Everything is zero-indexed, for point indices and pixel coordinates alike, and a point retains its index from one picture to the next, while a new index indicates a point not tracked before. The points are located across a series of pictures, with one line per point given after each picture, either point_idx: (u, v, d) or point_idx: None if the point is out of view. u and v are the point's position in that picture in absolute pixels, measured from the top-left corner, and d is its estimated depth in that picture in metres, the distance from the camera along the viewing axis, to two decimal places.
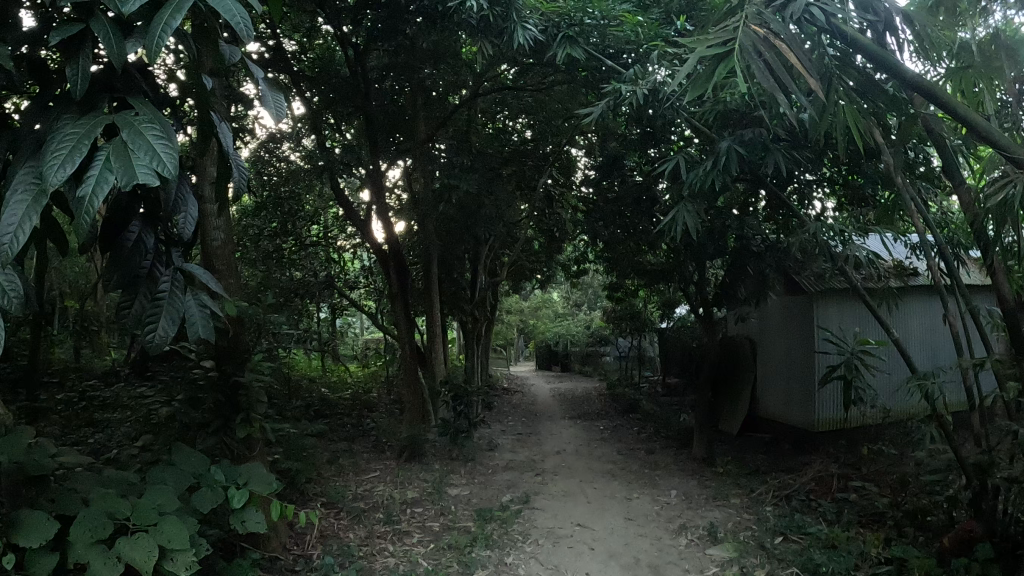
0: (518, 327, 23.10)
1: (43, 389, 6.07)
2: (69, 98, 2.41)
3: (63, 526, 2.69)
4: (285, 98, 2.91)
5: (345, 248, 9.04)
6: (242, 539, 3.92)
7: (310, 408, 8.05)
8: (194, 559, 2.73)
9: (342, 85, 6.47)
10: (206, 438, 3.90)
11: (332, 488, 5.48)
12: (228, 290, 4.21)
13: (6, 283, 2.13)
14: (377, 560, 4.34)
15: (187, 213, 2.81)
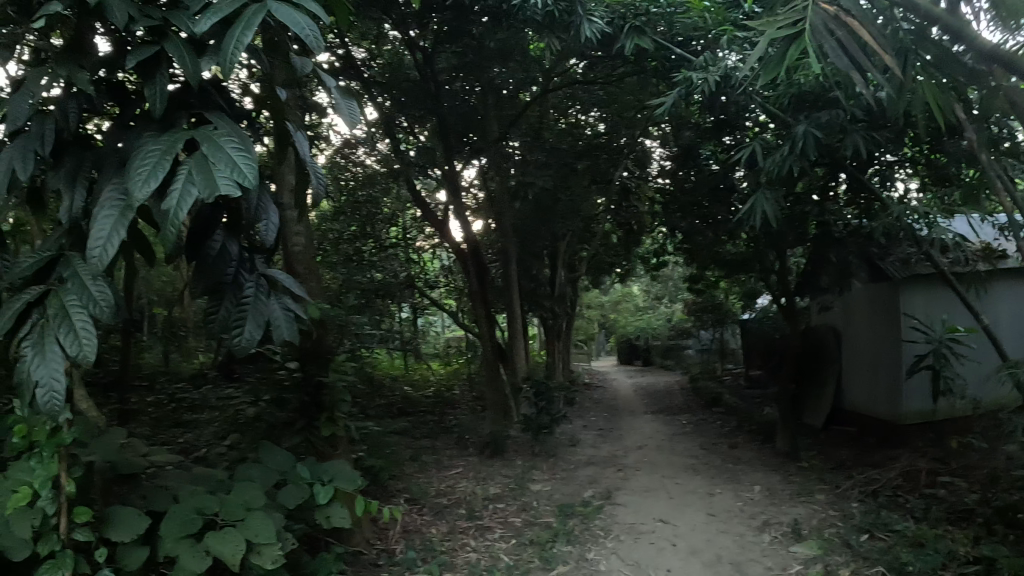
0: (599, 322, 23.02)
1: (139, 392, 6.40)
2: (149, 116, 2.55)
3: (155, 521, 2.86)
4: (357, 104, 2.99)
5: (424, 249, 9.19)
6: (326, 533, 4.05)
7: (393, 407, 8.21)
8: (280, 553, 2.84)
9: (412, 89, 6.49)
10: (292, 437, 4.06)
11: (415, 484, 5.59)
12: (312, 294, 4.35)
13: (97, 293, 2.28)
14: (460, 555, 4.41)
15: (268, 220, 2.89)
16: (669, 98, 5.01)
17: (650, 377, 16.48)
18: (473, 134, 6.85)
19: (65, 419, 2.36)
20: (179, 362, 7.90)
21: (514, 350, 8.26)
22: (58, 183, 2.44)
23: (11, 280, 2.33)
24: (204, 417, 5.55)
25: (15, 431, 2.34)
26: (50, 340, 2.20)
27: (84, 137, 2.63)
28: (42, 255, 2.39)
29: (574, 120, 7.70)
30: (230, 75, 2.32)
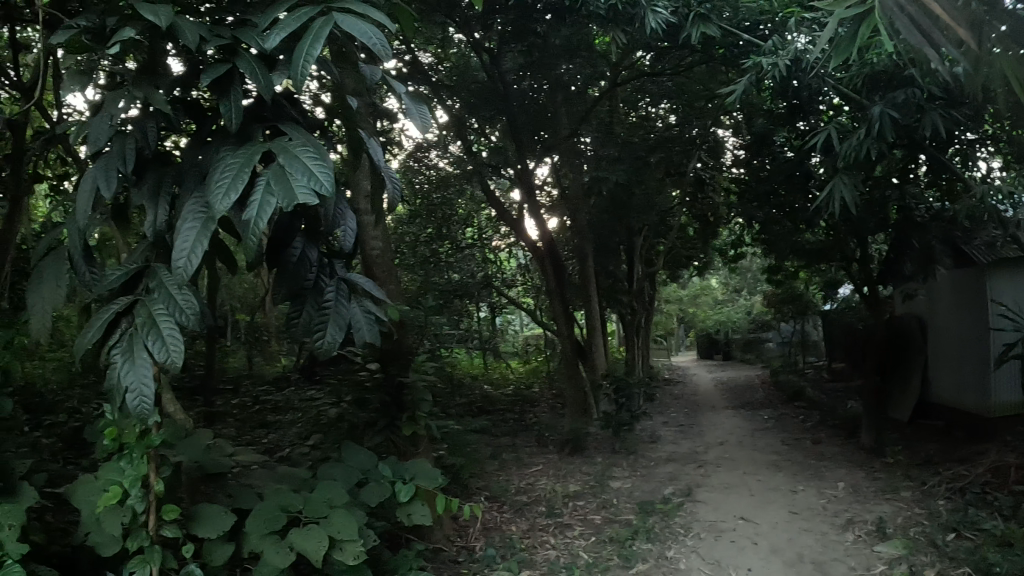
0: (677, 317, 22.73)
1: (224, 395, 6.67)
2: (226, 131, 2.66)
3: (240, 518, 3.01)
4: (428, 109, 3.04)
5: (501, 248, 9.31)
6: (407, 530, 4.15)
7: (474, 405, 8.27)
8: (362, 549, 2.91)
9: (481, 91, 6.55)
10: (374, 436, 4.18)
11: (495, 481, 5.63)
12: (391, 295, 4.45)
13: (184, 302, 2.39)
14: (539, 552, 4.42)
15: (346, 226, 3.00)
16: (739, 86, 4.88)
17: (730, 371, 16.11)
18: (545, 133, 6.84)
19: (153, 422, 2.50)
20: (265, 365, 8.21)
21: (594, 347, 8.27)
22: (143, 200, 2.57)
23: (102, 292, 2.47)
24: (288, 418, 5.75)
25: (106, 434, 2.51)
26: (140, 347, 2.33)
27: (165, 154, 2.76)
28: (130, 267, 2.52)
29: (644, 114, 7.51)
30: (301, 88, 2.40)
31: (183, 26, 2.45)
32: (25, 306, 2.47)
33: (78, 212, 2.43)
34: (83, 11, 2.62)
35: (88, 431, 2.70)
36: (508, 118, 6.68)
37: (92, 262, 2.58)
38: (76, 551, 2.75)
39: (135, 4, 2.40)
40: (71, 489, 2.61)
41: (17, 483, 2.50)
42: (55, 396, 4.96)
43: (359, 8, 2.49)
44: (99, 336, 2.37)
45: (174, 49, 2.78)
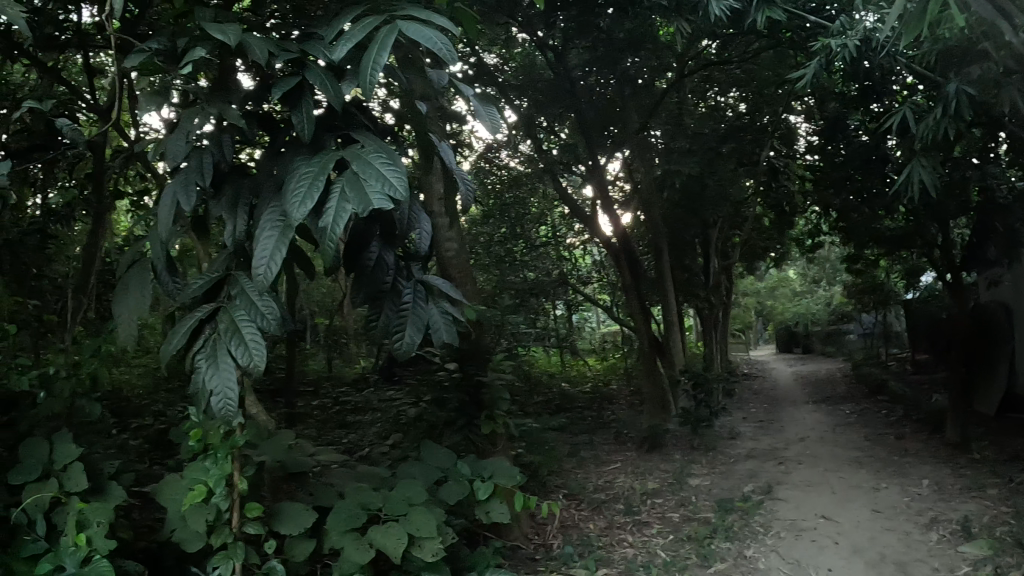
0: (755, 310, 22.22)
1: (305, 397, 6.89)
2: (299, 142, 2.75)
3: (322, 515, 3.11)
4: (496, 109, 3.06)
5: (575, 245, 9.24)
6: (485, 528, 4.18)
7: (552, 403, 8.17)
8: (441, 546, 2.97)
9: (547, 89, 6.54)
10: (453, 435, 4.26)
11: (574, 479, 5.62)
12: (468, 295, 4.50)
13: (265, 308, 2.49)
14: (616, 550, 4.40)
15: (421, 229, 3.04)
16: (808, 70, 4.70)
17: (812, 365, 15.64)
18: (614, 128, 6.82)
19: (237, 424, 2.62)
20: (344, 367, 8.41)
21: (671, 342, 7.85)
22: (221, 212, 2.68)
23: (185, 301, 2.59)
24: (367, 418, 5.89)
25: (192, 435, 2.65)
26: (223, 353, 2.45)
27: (241, 166, 2.87)
28: (212, 275, 2.64)
29: (713, 103, 7.29)
30: (370, 95, 2.46)
31: (252, 43, 2.55)
32: (112, 315, 2.61)
33: (160, 225, 2.55)
34: (154, 34, 2.75)
35: (174, 431, 2.84)
36: (576, 114, 6.68)
37: (175, 272, 2.71)
38: (161, 548, 2.90)
39: (204, 25, 2.51)
40: (158, 488, 2.77)
41: (106, 482, 2.68)
42: (143, 400, 5.23)
43: (422, 15, 2.54)
44: (183, 342, 2.48)
45: (244, 66, 2.89)
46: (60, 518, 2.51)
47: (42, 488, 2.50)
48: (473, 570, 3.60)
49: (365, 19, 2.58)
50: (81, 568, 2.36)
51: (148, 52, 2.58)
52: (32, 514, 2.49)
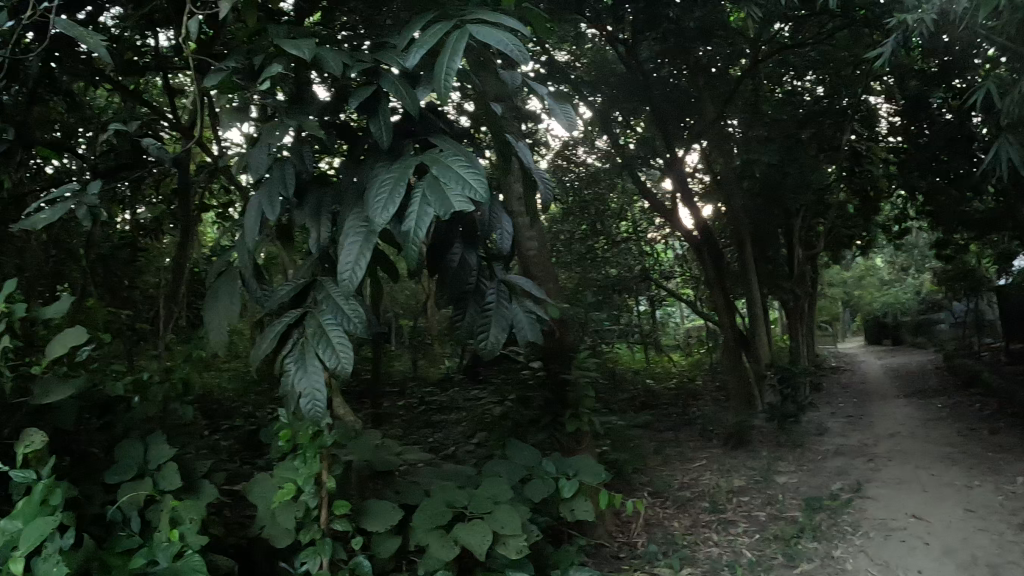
0: (841, 300, 21.46)
1: (390, 398, 7.03)
2: (378, 149, 2.81)
3: (408, 513, 3.19)
4: (571, 105, 3.07)
5: (657, 240, 9.09)
6: (569, 526, 4.17)
7: (638, 400, 7.99)
8: (524, 543, 3.02)
9: (622, 82, 6.54)
10: (538, 433, 4.28)
11: (658, 476, 5.55)
12: (550, 294, 4.42)
13: (351, 311, 2.56)
14: (701, 550, 4.32)
15: (502, 229, 3.02)
16: (885, 49, 4.49)
17: (902, 356, 15.00)
18: (690, 119, 6.66)
19: (324, 424, 2.71)
20: (428, 367, 8.52)
21: (756, 336, 7.64)
22: (305, 219, 2.76)
23: (273, 307, 2.69)
24: (453, 418, 5.94)
25: (281, 436, 2.76)
26: (311, 355, 2.51)
27: (322, 176, 2.96)
28: (298, 282, 2.73)
29: (790, 88, 6.93)
30: (445, 100, 2.49)
31: (327, 56, 2.62)
32: (203, 322, 2.73)
33: (247, 234, 2.66)
34: (232, 52, 2.86)
35: (263, 434, 3.05)
36: (651, 107, 6.58)
37: (263, 280, 2.82)
38: (251, 543, 3.02)
39: (280, 42, 2.60)
40: (249, 486, 2.91)
41: (198, 482, 2.82)
42: (234, 402, 5.43)
43: (492, 18, 2.56)
44: (273, 347, 2.58)
45: (319, 78, 2.98)
46: (154, 515, 2.65)
47: (139, 486, 2.66)
48: (556, 569, 3.60)
49: (435, 26, 2.61)
50: (173, 562, 2.43)
51: (226, 72, 2.70)
52: (128, 511, 2.64)
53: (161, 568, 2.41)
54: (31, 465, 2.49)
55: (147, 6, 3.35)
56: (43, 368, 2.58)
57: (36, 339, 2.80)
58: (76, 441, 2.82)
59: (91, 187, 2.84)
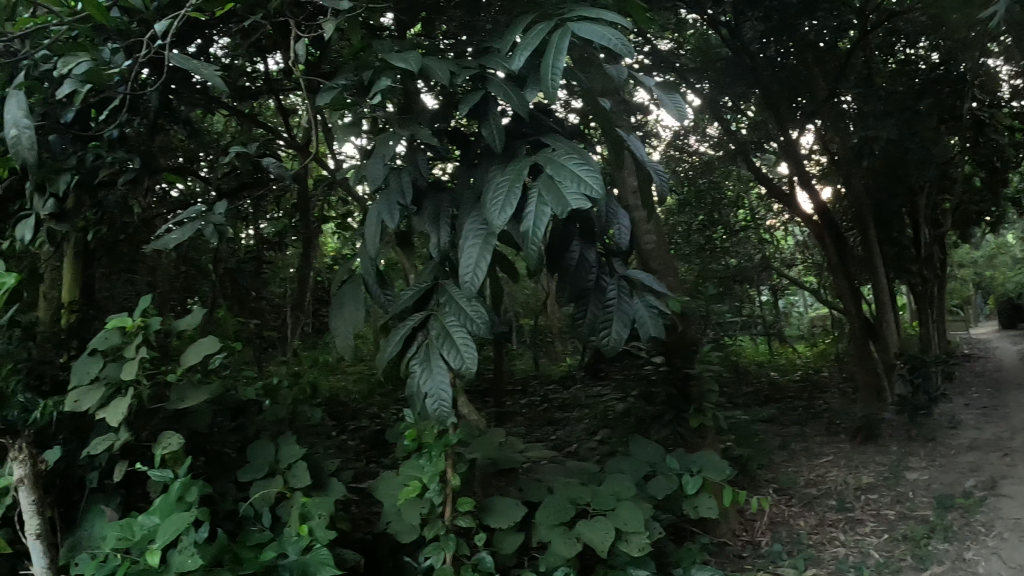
0: (972, 281, 20.12)
1: (513, 396, 7.09)
2: (491, 152, 2.85)
3: (533, 510, 3.25)
4: (680, 95, 3.00)
5: (776, 226, 8.56)
6: (692, 523, 4.11)
7: (761, 393, 7.50)
8: (647, 541, 2.99)
9: (728, 67, 6.05)
10: (661, 429, 4.24)
11: (784, 473, 5.36)
12: (670, 287, 4.32)
13: (474, 313, 2.61)
14: (827, 549, 4.16)
15: (620, 225, 3.04)
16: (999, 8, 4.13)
17: None
18: (803, 97, 6.08)
19: (449, 423, 2.78)
20: (550, 365, 8.50)
21: (884, 325, 7.11)
22: (425, 225, 2.83)
23: (398, 311, 2.77)
24: (575, 415, 5.94)
25: (408, 435, 2.88)
26: (436, 356, 2.56)
27: (437, 182, 3.01)
28: (421, 286, 2.80)
29: (903, 58, 6.55)
30: (553, 99, 2.49)
31: (433, 65, 2.68)
32: (331, 327, 2.84)
33: (368, 242, 2.73)
34: (341, 69, 3.00)
35: (389, 433, 3.29)
36: (761, 90, 6.12)
37: (386, 285, 2.91)
38: (377, 538, 3.13)
39: (387, 56, 2.69)
40: (376, 485, 3.04)
41: (326, 479, 2.97)
42: (360, 404, 5.58)
43: (592, 13, 2.54)
44: (399, 350, 2.65)
45: (426, 87, 3.05)
46: (284, 511, 2.80)
47: (270, 484, 2.83)
48: (679, 568, 3.54)
49: (536, 27, 2.62)
50: (302, 555, 2.54)
51: (337, 89, 2.84)
52: (259, 507, 2.79)
53: (291, 560, 2.53)
54: (170, 464, 2.68)
55: (255, 34, 3.51)
56: (179, 375, 2.78)
57: (171, 350, 3.03)
58: (211, 442, 3.01)
59: (217, 207, 3.02)
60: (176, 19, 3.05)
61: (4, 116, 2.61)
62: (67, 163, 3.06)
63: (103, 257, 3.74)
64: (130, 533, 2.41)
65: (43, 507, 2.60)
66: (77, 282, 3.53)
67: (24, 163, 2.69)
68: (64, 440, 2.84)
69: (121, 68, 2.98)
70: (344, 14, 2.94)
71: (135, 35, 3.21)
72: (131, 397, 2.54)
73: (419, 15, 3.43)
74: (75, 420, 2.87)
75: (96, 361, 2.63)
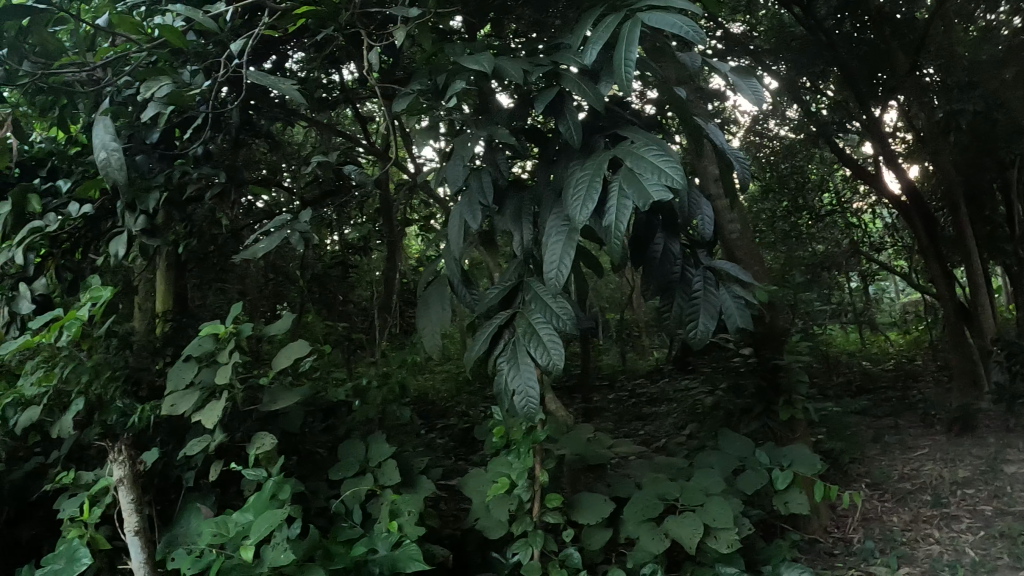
0: None
1: (599, 390, 7.06)
2: (570, 148, 2.85)
3: (621, 506, 3.24)
4: (757, 79, 2.91)
5: (863, 209, 8.02)
6: (780, 519, 4.03)
7: (852, 383, 7.23)
8: (737, 538, 2.93)
9: (804, 47, 5.74)
10: (750, 423, 4.15)
11: (877, 466, 5.14)
12: (757, 277, 4.22)
13: (559, 309, 2.60)
14: (921, 547, 3.99)
15: (703, 215, 3.01)
16: None
17: None
18: (884, 73, 5.83)
19: (536, 420, 2.80)
20: (636, 360, 8.39)
21: (979, 308, 6.69)
22: (508, 224, 2.85)
23: (484, 310, 2.79)
24: (664, 410, 5.85)
25: (496, 432, 2.92)
26: (524, 354, 2.56)
27: (518, 181, 3.03)
28: (505, 284, 2.81)
29: (985, 24, 5.60)
30: (628, 91, 2.46)
31: (506, 66, 2.70)
32: (419, 328, 2.89)
33: (452, 243, 2.76)
34: (415, 75, 3.05)
35: (478, 430, 3.38)
36: (840, 68, 5.83)
37: (471, 285, 2.94)
38: (465, 534, 3.18)
39: (460, 59, 2.72)
40: (465, 482, 3.09)
41: (415, 477, 3.04)
42: (447, 402, 5.65)
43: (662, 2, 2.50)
44: (486, 348, 2.67)
45: (500, 86, 3.06)
46: (374, 508, 2.87)
47: (361, 482, 2.91)
48: (769, 565, 3.47)
49: (606, 19, 2.60)
50: (392, 551, 2.61)
51: (413, 95, 2.90)
52: (351, 504, 2.88)
53: (381, 556, 2.59)
54: (264, 464, 2.79)
55: (328, 46, 3.60)
56: (271, 379, 2.89)
57: (264, 355, 3.16)
58: (303, 442, 3.12)
59: (301, 216, 3.09)
60: (250, 38, 3.18)
61: (93, 143, 2.75)
62: (154, 181, 3.20)
63: (195, 268, 3.92)
64: (226, 530, 2.51)
65: (142, 504, 2.69)
66: (169, 294, 3.77)
67: (114, 184, 2.82)
68: (162, 441, 3.02)
69: (201, 89, 3.09)
70: (414, 21, 2.98)
71: (212, 57, 3.34)
72: (224, 401, 2.63)
73: (488, 16, 3.44)
74: (171, 422, 3.04)
75: (191, 366, 2.75)
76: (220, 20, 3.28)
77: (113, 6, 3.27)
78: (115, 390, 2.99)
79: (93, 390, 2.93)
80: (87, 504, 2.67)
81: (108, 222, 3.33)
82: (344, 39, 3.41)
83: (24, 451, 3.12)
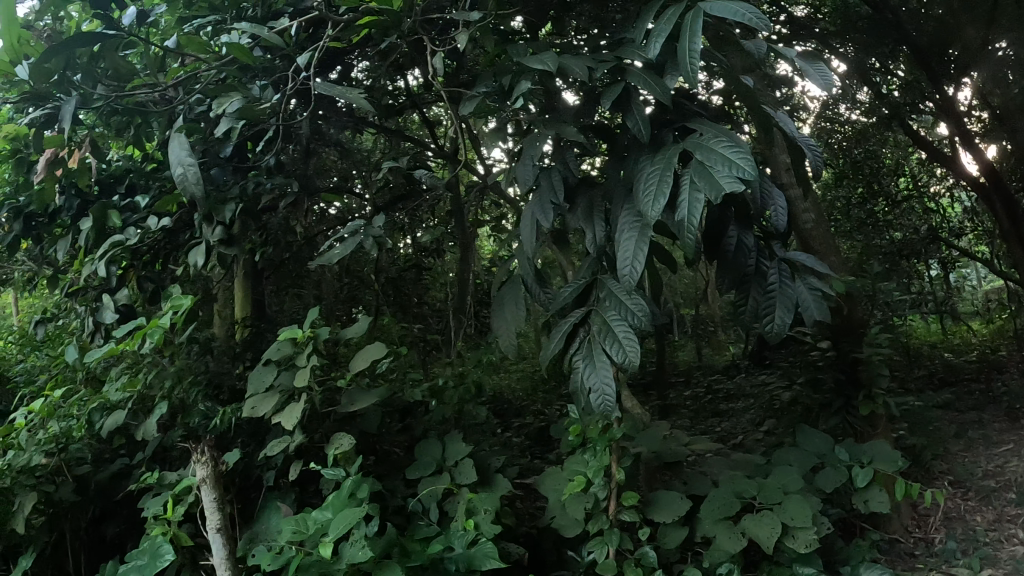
0: None
1: (676, 387, 6.95)
2: (639, 143, 2.82)
3: (699, 503, 3.20)
4: (826, 64, 2.80)
5: (940, 193, 7.59)
6: (861, 518, 3.91)
7: (934, 376, 6.92)
8: (816, 538, 2.83)
9: (871, 27, 5.39)
10: (829, 418, 4.03)
11: (964, 464, 4.89)
12: (833, 267, 4.10)
13: (634, 306, 2.57)
14: (1006, 548, 3.78)
15: (777, 205, 2.92)
16: None
17: None
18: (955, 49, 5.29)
19: (611, 419, 2.79)
20: (713, 356, 8.24)
21: None
22: (580, 222, 2.85)
23: (558, 309, 2.79)
24: (741, 406, 5.73)
25: (573, 431, 2.92)
26: (600, 353, 2.56)
27: (588, 178, 3.02)
28: (579, 282, 2.81)
29: None
30: (695, 84, 2.42)
31: (571, 63, 2.69)
32: (494, 328, 2.90)
33: (524, 242, 2.78)
34: (481, 77, 3.08)
35: (555, 428, 3.39)
36: (910, 47, 5.47)
37: (546, 285, 2.94)
38: (541, 532, 3.19)
39: (524, 59, 2.72)
40: (540, 480, 3.11)
41: (491, 476, 3.07)
42: (519, 400, 5.67)
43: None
44: (562, 347, 2.67)
45: (566, 85, 3.05)
46: (449, 507, 2.92)
47: (438, 480, 2.95)
48: (848, 565, 3.37)
49: (670, 11, 2.56)
50: (468, 549, 2.64)
51: (479, 97, 2.94)
52: (427, 502, 2.92)
53: (457, 554, 2.63)
54: (343, 464, 2.86)
55: (392, 55, 3.66)
56: (348, 381, 2.96)
57: (342, 358, 3.23)
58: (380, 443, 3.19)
59: (376, 220, 3.15)
60: (315, 50, 3.26)
61: (171, 160, 2.86)
62: (230, 194, 3.31)
63: (273, 275, 4.06)
64: (306, 527, 2.58)
65: (224, 503, 2.79)
66: (247, 300, 3.94)
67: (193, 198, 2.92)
68: (243, 443, 3.15)
69: (270, 103, 3.16)
70: (476, 25, 3.01)
71: (279, 70, 3.46)
72: (304, 402, 2.71)
73: (548, 14, 3.40)
74: (252, 425, 3.17)
75: (271, 370, 2.84)
76: (286, 34, 3.38)
77: (181, 27, 3.39)
78: (197, 394, 3.12)
79: (176, 394, 3.07)
80: (171, 503, 2.78)
81: (186, 234, 3.46)
82: (406, 45, 3.46)
83: (112, 453, 3.28)
